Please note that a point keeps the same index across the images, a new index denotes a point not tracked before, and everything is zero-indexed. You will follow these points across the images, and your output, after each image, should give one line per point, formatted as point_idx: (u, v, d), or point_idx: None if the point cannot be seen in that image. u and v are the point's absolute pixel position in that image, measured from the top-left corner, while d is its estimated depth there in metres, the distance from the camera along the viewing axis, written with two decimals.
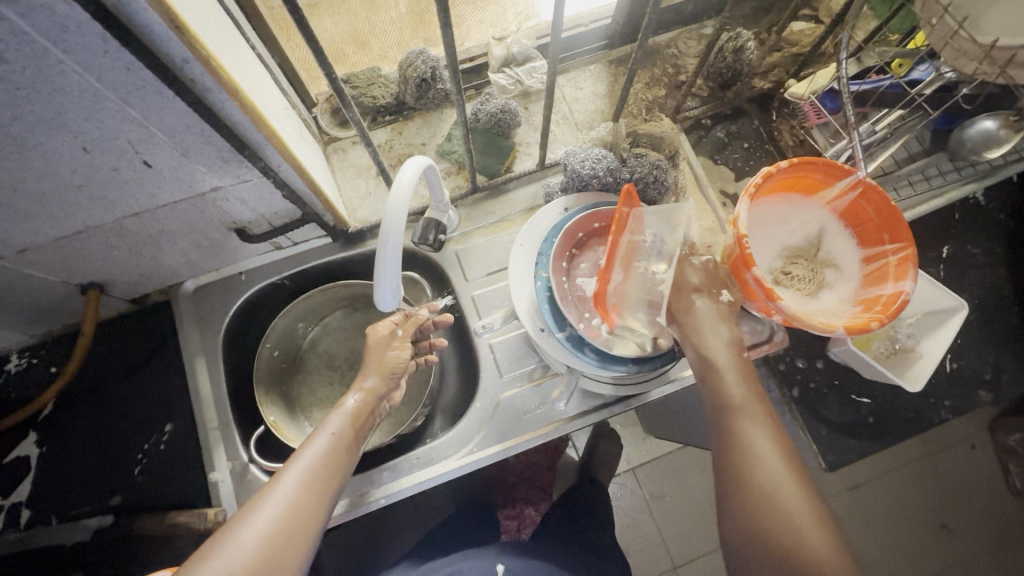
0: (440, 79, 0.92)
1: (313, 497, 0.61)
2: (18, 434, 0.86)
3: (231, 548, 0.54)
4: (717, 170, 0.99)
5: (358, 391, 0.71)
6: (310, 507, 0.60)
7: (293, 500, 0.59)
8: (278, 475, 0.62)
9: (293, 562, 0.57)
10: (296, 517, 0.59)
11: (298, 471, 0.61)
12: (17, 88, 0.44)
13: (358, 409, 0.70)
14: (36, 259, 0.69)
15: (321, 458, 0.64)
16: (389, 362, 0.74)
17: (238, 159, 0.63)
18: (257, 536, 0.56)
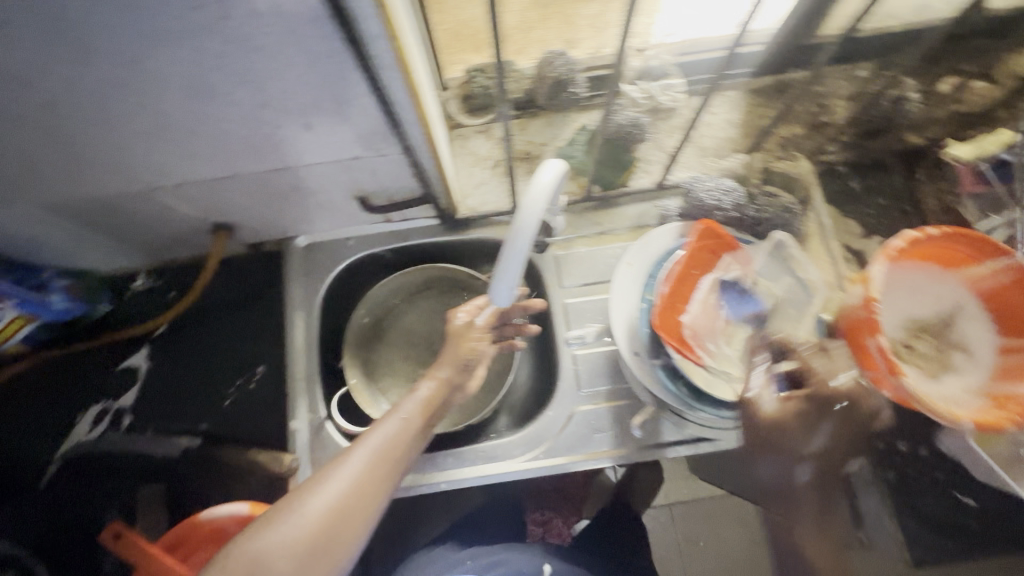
0: (573, 83, 0.92)
1: (377, 479, 0.60)
2: (134, 346, 0.94)
3: (295, 516, 0.55)
4: (846, 221, 0.93)
5: (432, 379, 0.68)
6: (373, 487, 0.59)
7: (358, 478, 0.59)
8: (347, 451, 0.62)
9: (351, 541, 0.57)
10: (359, 496, 0.58)
11: (367, 450, 0.61)
12: (228, 43, 0.48)
13: (431, 398, 0.67)
14: (187, 194, 0.75)
15: (391, 442, 0.63)
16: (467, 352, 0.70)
17: (385, 134, 0.66)
18: (321, 509, 0.56)
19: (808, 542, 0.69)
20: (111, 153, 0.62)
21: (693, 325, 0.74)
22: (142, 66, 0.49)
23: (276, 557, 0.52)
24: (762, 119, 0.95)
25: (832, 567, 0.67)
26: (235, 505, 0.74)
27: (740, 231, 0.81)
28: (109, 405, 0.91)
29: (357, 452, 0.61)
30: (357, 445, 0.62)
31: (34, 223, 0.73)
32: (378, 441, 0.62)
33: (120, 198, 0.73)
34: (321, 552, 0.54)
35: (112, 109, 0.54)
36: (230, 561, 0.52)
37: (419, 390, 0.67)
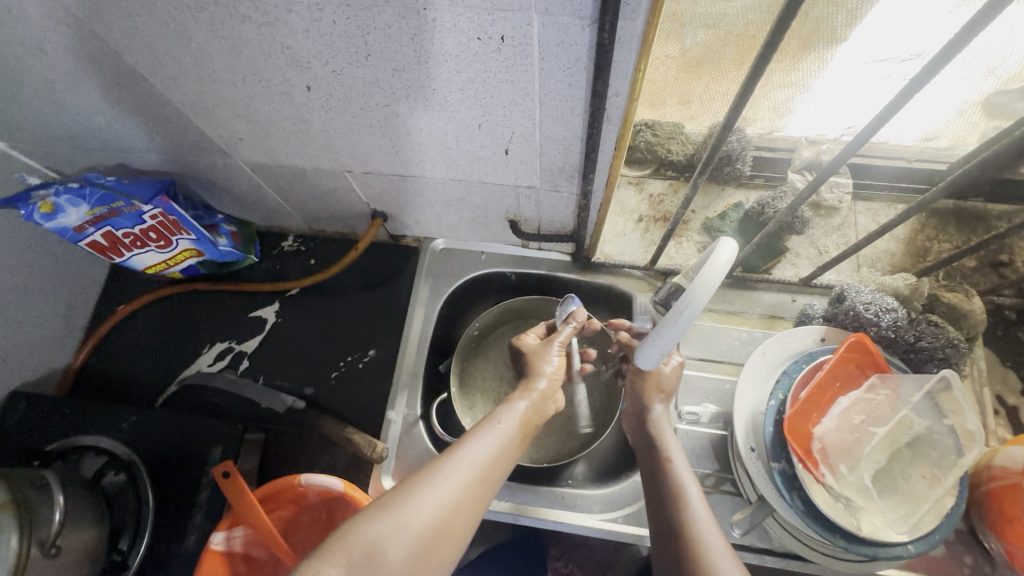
0: (742, 160, 0.92)
1: (481, 489, 0.61)
2: (267, 299, 1.01)
3: (410, 506, 0.55)
4: (1003, 371, 0.85)
5: (527, 398, 0.72)
6: (478, 494, 0.60)
7: (465, 482, 0.60)
8: (454, 452, 0.63)
9: (452, 548, 0.57)
10: (467, 499, 0.59)
11: (475, 454, 0.63)
12: (485, 70, 0.52)
13: (525, 416, 0.70)
14: (367, 181, 0.80)
15: (493, 445, 0.65)
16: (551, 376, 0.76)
17: (570, 174, 0.68)
18: (434, 507, 0.57)
19: (663, 438, 0.71)
20: (329, 135, 0.68)
21: (823, 440, 0.70)
22: (400, 74, 0.54)
23: (392, 544, 0.52)
24: (930, 242, 0.90)
25: (680, 462, 0.68)
26: (332, 480, 0.77)
27: (892, 354, 0.76)
28: (232, 345, 0.99)
29: (467, 452, 0.63)
30: (464, 447, 0.64)
31: (237, 173, 0.83)
32: (484, 445, 0.64)
33: (311, 171, 0.79)
34: (428, 551, 0.54)
35: (354, 102, 0.60)
36: (351, 536, 0.52)
37: (516, 404, 0.71)
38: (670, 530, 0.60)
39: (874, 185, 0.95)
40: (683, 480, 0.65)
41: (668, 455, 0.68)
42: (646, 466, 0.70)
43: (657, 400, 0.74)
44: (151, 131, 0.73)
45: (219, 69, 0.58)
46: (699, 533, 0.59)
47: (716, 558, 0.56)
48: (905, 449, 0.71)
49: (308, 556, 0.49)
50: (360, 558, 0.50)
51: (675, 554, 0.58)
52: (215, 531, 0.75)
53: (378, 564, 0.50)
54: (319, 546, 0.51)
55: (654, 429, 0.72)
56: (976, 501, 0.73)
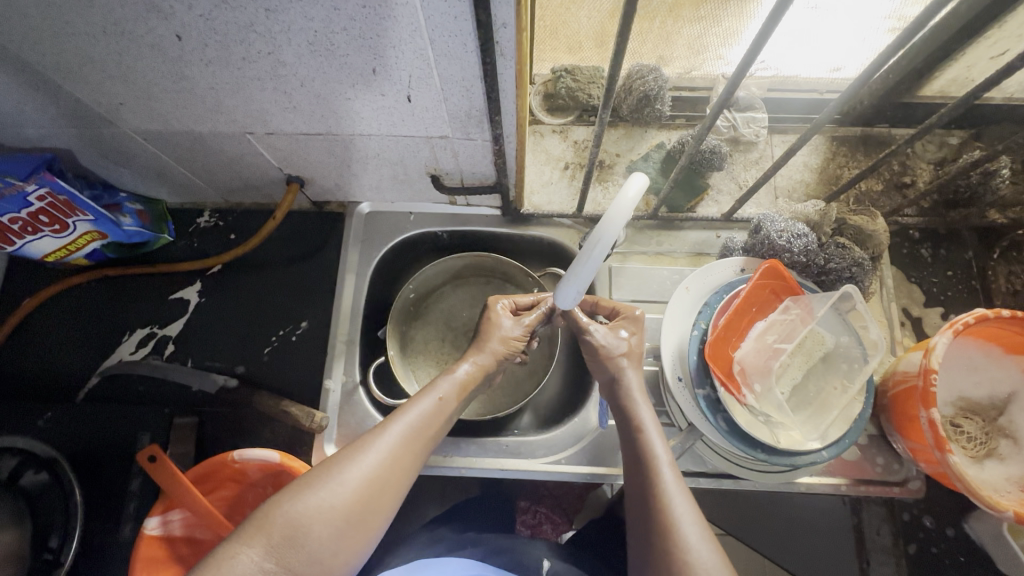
0: (661, 100, 0.91)
1: (410, 458, 0.58)
2: (188, 280, 0.97)
3: (335, 482, 0.52)
4: (908, 286, 0.91)
5: (469, 364, 0.69)
6: (408, 465, 0.57)
7: (394, 453, 0.57)
8: (385, 423, 0.59)
9: (379, 521, 0.54)
10: (399, 470, 0.56)
11: (404, 426, 0.59)
12: (365, 6, 0.49)
13: (466, 381, 0.66)
14: (273, 143, 0.76)
15: (426, 415, 0.61)
16: (503, 347, 0.71)
17: (479, 119, 0.67)
18: (360, 480, 0.54)
19: (633, 403, 0.67)
20: (217, 94, 0.64)
21: (741, 362, 0.74)
22: (274, 16, 0.50)
23: (316, 522, 0.50)
24: (841, 169, 0.94)
25: (652, 427, 0.65)
26: (267, 453, 0.75)
27: (804, 277, 0.80)
28: (154, 331, 0.94)
29: (396, 425, 0.59)
30: (393, 419, 0.60)
31: (130, 144, 0.77)
32: (414, 417, 0.60)
33: (211, 136, 0.74)
34: (355, 526, 0.52)
35: (234, 52, 0.56)
36: (272, 517, 0.50)
37: (455, 372, 0.67)
38: (642, 497, 0.58)
39: (788, 118, 0.95)
40: (655, 447, 0.62)
41: (641, 422, 0.65)
42: (621, 432, 0.67)
43: (628, 366, 0.70)
44: (18, 101, 0.67)
45: (73, 21, 0.52)
46: (670, 502, 0.56)
47: (684, 529, 0.54)
48: (819, 363, 0.75)
49: (228, 539, 0.49)
50: (280, 538, 0.49)
51: (647, 524, 0.56)
52: (148, 517, 0.73)
53: (300, 543, 0.49)
54: (241, 525, 0.50)
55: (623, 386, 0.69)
56: (883, 405, 0.79)
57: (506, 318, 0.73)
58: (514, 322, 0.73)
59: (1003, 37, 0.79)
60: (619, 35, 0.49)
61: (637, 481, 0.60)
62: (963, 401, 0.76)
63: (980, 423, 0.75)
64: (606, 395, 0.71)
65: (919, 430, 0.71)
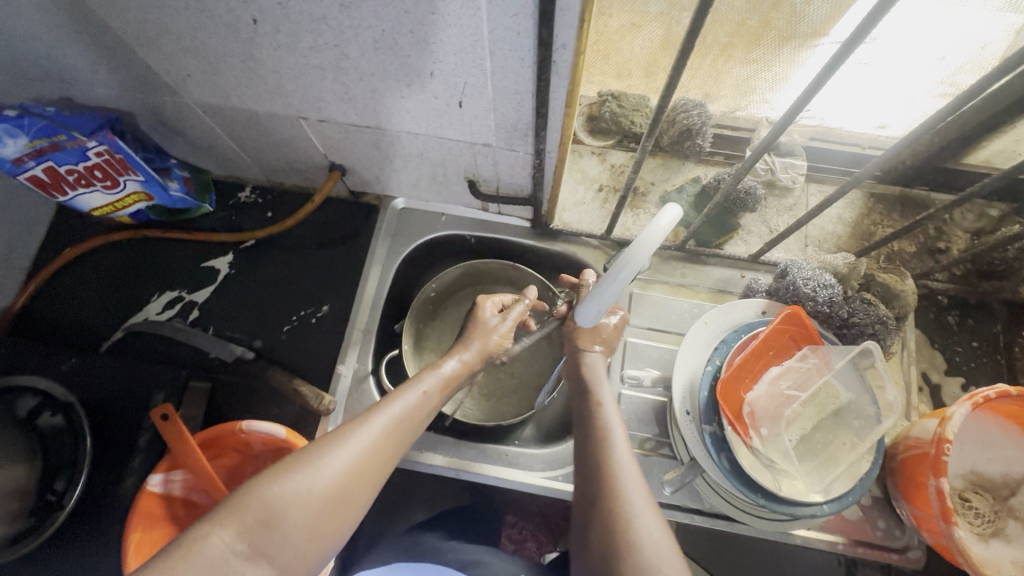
0: (702, 135, 0.92)
1: (389, 452, 0.58)
2: (221, 250, 1.00)
3: (313, 468, 0.52)
4: (930, 351, 0.90)
5: (455, 360, 0.71)
6: (386, 458, 0.57)
7: (375, 444, 0.57)
8: (368, 413, 0.60)
9: (356, 508, 0.54)
10: (378, 458, 0.56)
11: (388, 417, 0.59)
12: (433, 12, 0.51)
13: (452, 377, 0.69)
14: (323, 130, 0.79)
15: (410, 407, 0.62)
16: (489, 346, 0.76)
17: (524, 132, 0.69)
18: (340, 467, 0.53)
19: (593, 393, 0.67)
20: (279, 77, 0.67)
21: (753, 404, 0.73)
22: (348, 11, 0.53)
23: (291, 508, 0.49)
24: (874, 226, 0.94)
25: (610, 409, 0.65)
26: (275, 428, 0.77)
27: (826, 328, 0.79)
28: (183, 295, 0.97)
29: (378, 415, 0.59)
30: (376, 410, 0.60)
31: (189, 115, 0.81)
32: (398, 409, 0.61)
33: (266, 116, 0.78)
34: (332, 513, 0.52)
35: (303, 40, 0.59)
36: (246, 501, 0.49)
37: (442, 368, 0.69)
38: (591, 468, 0.58)
39: (827, 168, 0.97)
40: (608, 427, 0.61)
41: (596, 408, 0.65)
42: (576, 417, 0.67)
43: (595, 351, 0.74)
44: (95, 61, 0.70)
45: None
46: (617, 470, 0.56)
47: (629, 493, 0.53)
48: (830, 417, 0.74)
49: (202, 520, 0.48)
50: (254, 521, 0.48)
51: (592, 494, 0.55)
52: (153, 473, 0.74)
53: (276, 527, 0.49)
54: (212, 509, 0.49)
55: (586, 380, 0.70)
56: (891, 468, 0.78)
57: (494, 320, 0.78)
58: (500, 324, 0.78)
59: None
60: (673, 70, 0.50)
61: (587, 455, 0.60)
62: (975, 476, 0.74)
63: (989, 501, 0.74)
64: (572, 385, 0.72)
65: (927, 499, 0.69)
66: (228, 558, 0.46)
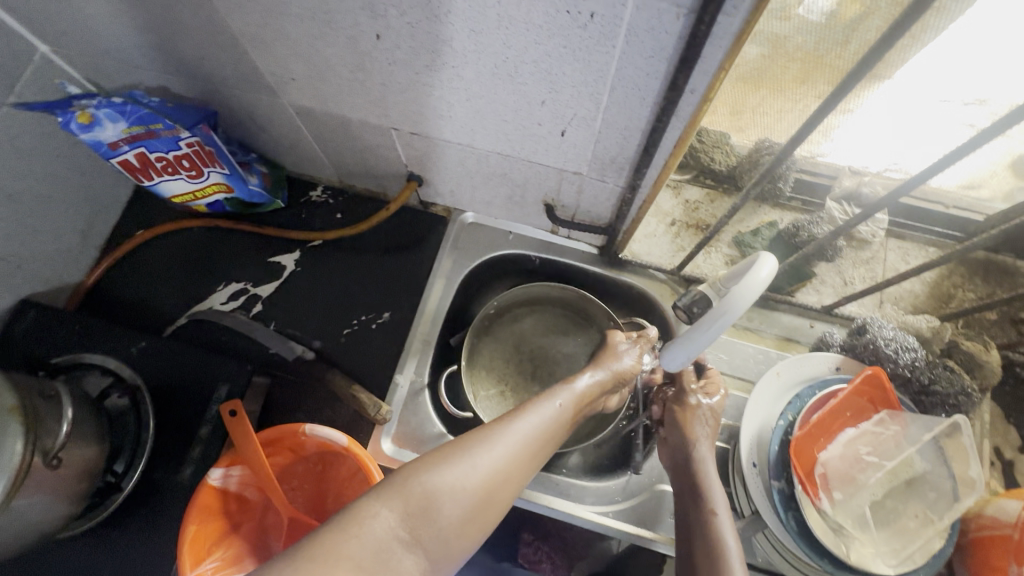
0: (784, 180, 0.91)
1: (531, 460, 0.57)
2: (287, 247, 1.01)
3: (468, 464, 0.52)
4: (1004, 426, 0.86)
5: (590, 375, 0.67)
6: (528, 466, 0.57)
7: (520, 450, 0.56)
8: (513, 415, 0.58)
9: (498, 511, 0.54)
10: (523, 467, 0.56)
11: (533, 425, 0.58)
12: (564, 46, 0.51)
13: (588, 393, 0.65)
14: (411, 142, 0.79)
15: (553, 417, 0.60)
16: (625, 368, 0.70)
17: (621, 166, 0.68)
18: (492, 467, 0.53)
19: (704, 465, 0.68)
20: (385, 89, 0.67)
21: (825, 465, 0.71)
22: (477, 37, 0.53)
23: (448, 500, 0.50)
24: (955, 289, 0.91)
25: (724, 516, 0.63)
26: (335, 434, 0.76)
27: (904, 393, 0.77)
28: (247, 287, 0.99)
29: (525, 422, 0.58)
30: (520, 414, 0.59)
31: (281, 114, 0.82)
32: (541, 418, 0.59)
33: (358, 123, 0.78)
34: (478, 512, 0.52)
35: (421, 58, 0.59)
36: (410, 485, 0.50)
37: (576, 383, 0.65)
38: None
39: (911, 226, 0.94)
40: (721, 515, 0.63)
41: (709, 487, 0.66)
42: (684, 491, 0.68)
43: (701, 439, 0.70)
44: (204, 57, 0.72)
45: (291, 3, 0.56)
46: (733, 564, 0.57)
47: None
48: (903, 486, 0.72)
49: (365, 498, 0.48)
50: (416, 508, 0.49)
51: None
52: (213, 468, 0.75)
53: (432, 518, 0.49)
54: (377, 488, 0.50)
55: (693, 451, 0.69)
56: (961, 546, 0.74)
57: (626, 346, 0.74)
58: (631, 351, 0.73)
59: None
60: None
61: (701, 559, 0.59)
62: None
63: None
64: (670, 450, 0.73)
65: None
66: (392, 541, 0.46)
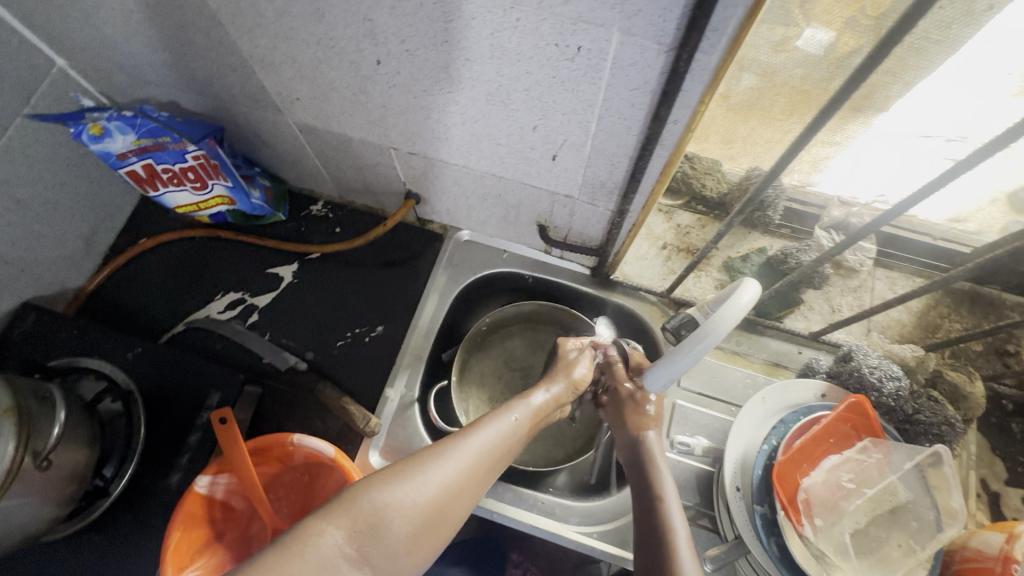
0: (773, 207, 0.94)
1: (481, 476, 0.60)
2: (286, 258, 1.03)
3: (418, 482, 0.54)
4: (991, 458, 0.86)
5: (544, 392, 0.70)
6: (479, 480, 0.59)
7: (471, 466, 0.59)
8: (463, 434, 0.61)
9: (450, 527, 0.56)
10: (473, 483, 0.58)
11: (484, 441, 0.61)
12: (554, 76, 0.53)
13: (541, 409, 0.69)
14: (410, 161, 0.82)
15: (505, 433, 0.63)
16: (576, 378, 0.74)
17: (610, 191, 0.70)
18: (441, 484, 0.56)
19: (657, 470, 0.68)
20: (385, 111, 0.70)
21: (809, 491, 0.71)
22: (470, 65, 0.56)
23: (397, 516, 0.52)
24: (942, 320, 0.92)
25: (674, 506, 0.64)
26: (323, 445, 0.77)
27: (889, 422, 0.77)
28: (245, 297, 1.00)
29: (477, 438, 0.61)
30: (473, 432, 0.62)
31: (285, 131, 0.85)
32: (493, 434, 0.62)
33: (359, 142, 0.81)
34: (429, 528, 0.54)
35: (419, 83, 0.61)
36: (358, 501, 0.51)
37: (531, 399, 0.69)
38: (656, 559, 0.59)
39: (899, 257, 0.96)
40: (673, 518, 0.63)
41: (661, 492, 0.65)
42: (639, 496, 0.67)
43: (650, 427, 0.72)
44: (213, 76, 0.75)
45: (297, 29, 0.59)
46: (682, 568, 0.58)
47: None
48: (886, 514, 0.72)
49: (313, 517, 0.49)
50: (364, 524, 0.50)
51: None
52: (200, 474, 0.76)
53: (381, 534, 0.50)
54: (324, 507, 0.50)
55: (648, 458, 0.69)
56: None
57: (574, 355, 0.78)
58: (579, 359, 0.77)
59: None
60: None
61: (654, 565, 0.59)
62: None
63: None
64: (626, 451, 0.73)
65: None
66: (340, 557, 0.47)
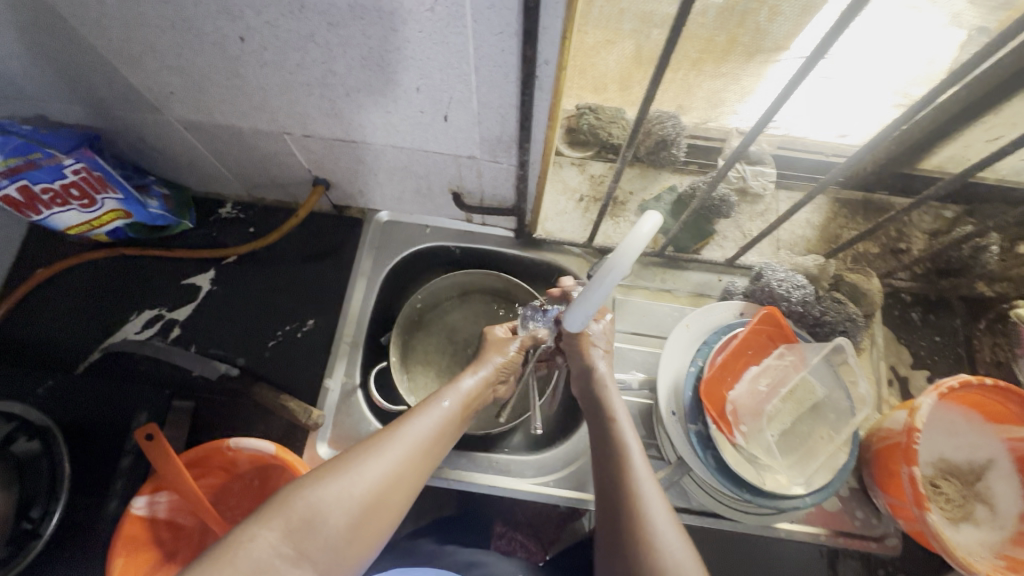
0: (676, 146, 0.97)
1: (422, 464, 0.61)
2: (202, 267, 0.99)
3: (355, 474, 0.55)
4: (896, 346, 0.94)
5: (475, 377, 0.73)
6: (420, 466, 0.60)
7: (412, 450, 0.60)
8: (398, 425, 0.62)
9: (391, 517, 0.56)
10: (413, 470, 0.59)
11: (418, 430, 0.62)
12: (421, 31, 0.53)
13: (470, 394, 0.70)
14: (308, 145, 0.80)
15: (440, 419, 0.65)
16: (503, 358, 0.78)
17: (509, 144, 0.70)
18: (379, 476, 0.56)
19: (608, 395, 0.71)
20: (265, 93, 0.68)
21: (734, 402, 0.76)
22: (336, 30, 0.54)
23: (334, 511, 0.52)
24: (840, 229, 0.99)
25: (625, 423, 0.67)
26: (262, 443, 0.75)
27: (800, 327, 0.83)
28: (163, 313, 0.96)
29: (413, 426, 0.62)
30: (408, 421, 0.63)
31: (169, 131, 0.81)
32: (428, 421, 0.64)
33: (250, 132, 0.78)
34: (368, 517, 0.54)
35: (290, 57, 0.60)
36: (290, 503, 0.51)
37: (461, 384, 0.71)
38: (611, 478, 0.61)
39: (795, 175, 1.04)
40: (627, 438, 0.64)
41: (614, 413, 0.68)
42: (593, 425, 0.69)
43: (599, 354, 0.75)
44: (70, 79, 0.70)
45: (146, 13, 0.56)
46: (637, 482, 0.60)
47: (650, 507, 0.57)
48: (807, 411, 0.77)
49: (247, 521, 0.49)
50: (299, 522, 0.50)
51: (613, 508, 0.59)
52: (137, 496, 0.73)
53: (319, 529, 0.50)
54: (257, 511, 0.51)
55: (600, 388, 0.72)
56: (867, 459, 0.81)
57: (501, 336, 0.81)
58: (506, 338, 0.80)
59: (998, 122, 0.84)
60: (656, 67, 0.52)
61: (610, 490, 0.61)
62: (944, 464, 0.77)
63: (960, 487, 0.76)
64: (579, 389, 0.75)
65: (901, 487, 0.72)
66: (272, 559, 0.47)
